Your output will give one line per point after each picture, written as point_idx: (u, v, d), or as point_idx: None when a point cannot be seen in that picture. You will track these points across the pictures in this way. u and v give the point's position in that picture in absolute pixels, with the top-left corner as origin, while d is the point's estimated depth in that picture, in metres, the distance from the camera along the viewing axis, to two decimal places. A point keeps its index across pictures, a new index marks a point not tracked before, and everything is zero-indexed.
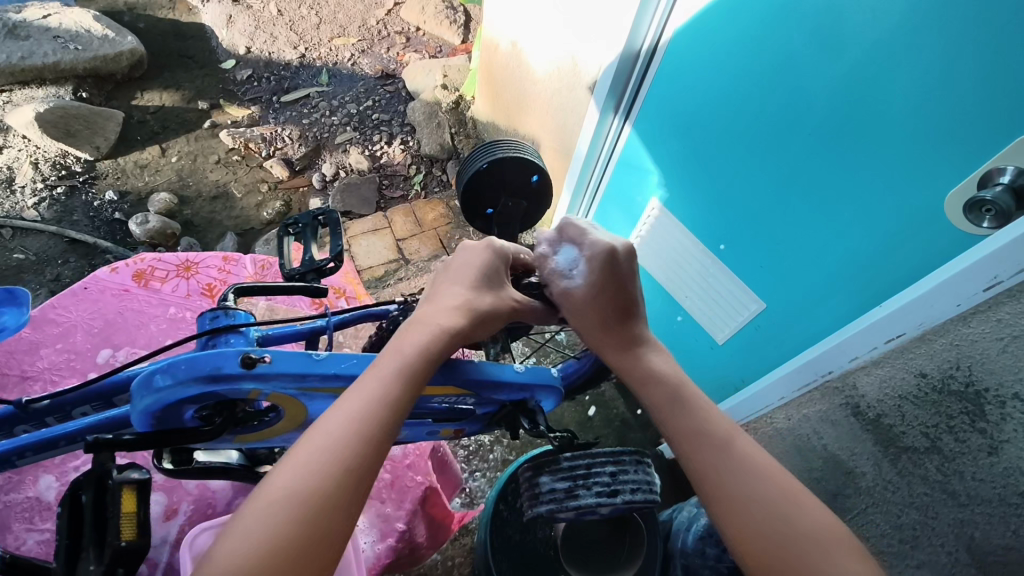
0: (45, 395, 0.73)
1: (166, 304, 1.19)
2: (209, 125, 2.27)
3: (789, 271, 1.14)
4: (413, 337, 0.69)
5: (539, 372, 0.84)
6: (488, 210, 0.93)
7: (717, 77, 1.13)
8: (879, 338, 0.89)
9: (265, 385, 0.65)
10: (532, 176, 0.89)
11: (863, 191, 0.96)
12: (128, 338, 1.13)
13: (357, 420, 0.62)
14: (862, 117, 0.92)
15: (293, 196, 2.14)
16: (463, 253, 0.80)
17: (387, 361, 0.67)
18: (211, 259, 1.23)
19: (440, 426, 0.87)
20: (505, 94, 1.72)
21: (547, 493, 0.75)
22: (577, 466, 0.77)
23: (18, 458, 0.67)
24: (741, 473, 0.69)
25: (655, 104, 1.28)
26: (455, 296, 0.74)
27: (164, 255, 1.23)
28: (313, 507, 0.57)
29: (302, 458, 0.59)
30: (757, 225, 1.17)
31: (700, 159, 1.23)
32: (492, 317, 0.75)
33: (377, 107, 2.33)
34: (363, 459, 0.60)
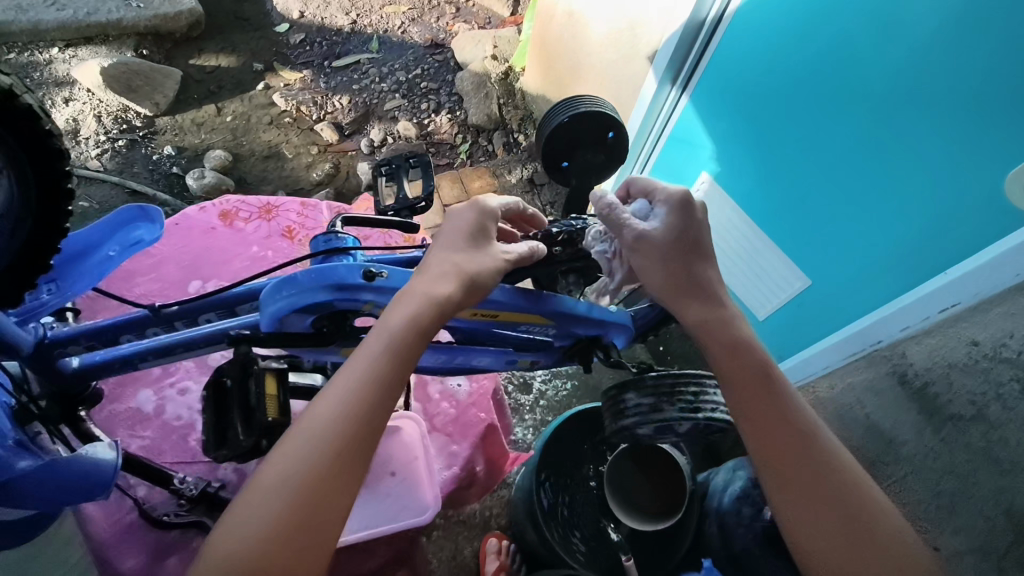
0: (175, 302, 0.83)
1: (249, 243, 1.26)
2: (263, 87, 2.32)
3: (838, 250, 1.16)
4: (403, 308, 0.70)
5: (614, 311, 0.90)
6: (563, 163, 0.96)
7: (775, 58, 1.16)
8: (933, 310, 0.96)
9: (381, 297, 0.74)
10: (609, 131, 0.92)
11: (916, 171, 0.97)
12: (214, 272, 1.21)
13: (347, 410, 0.66)
14: (926, 96, 0.93)
15: (342, 159, 2.20)
16: (450, 216, 0.79)
17: (375, 340, 0.70)
18: (290, 204, 1.30)
19: (520, 356, 0.92)
20: (558, 64, 1.73)
21: (633, 406, 0.84)
22: (663, 383, 0.83)
23: (142, 360, 0.80)
24: (808, 462, 0.72)
25: (712, 78, 1.30)
26: (444, 261, 0.74)
27: (247, 197, 1.30)
28: (298, 501, 0.62)
29: (293, 449, 0.64)
30: (811, 204, 1.19)
31: (756, 134, 1.25)
32: (480, 280, 0.74)
33: (425, 76, 2.36)
34: (348, 451, 0.65)
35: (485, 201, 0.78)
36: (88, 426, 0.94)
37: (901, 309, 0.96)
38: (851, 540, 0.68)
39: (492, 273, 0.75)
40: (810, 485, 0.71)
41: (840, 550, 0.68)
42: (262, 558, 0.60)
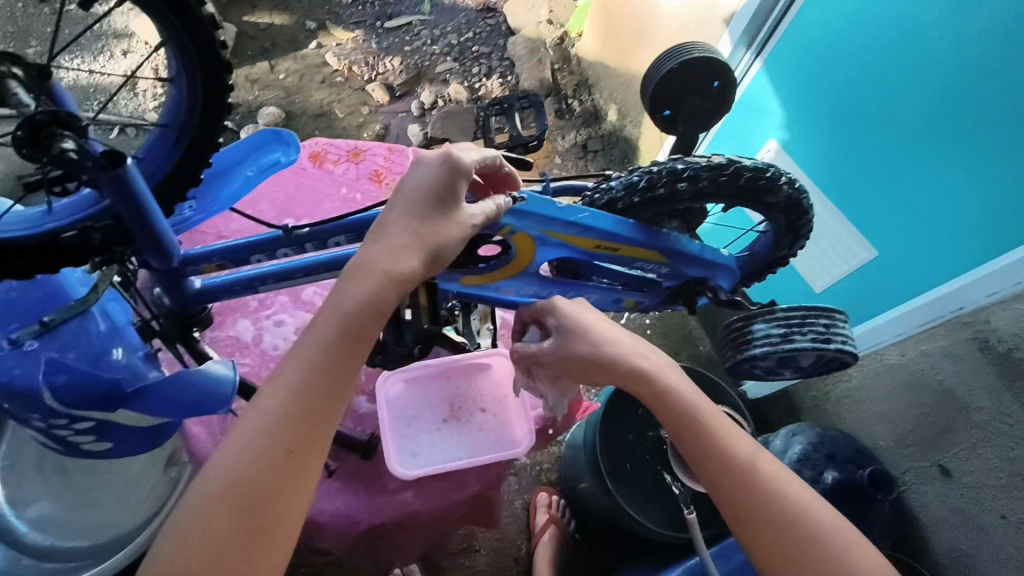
0: (307, 224, 0.89)
1: (339, 185, 1.41)
2: (315, 45, 2.32)
3: (908, 224, 1.15)
4: (362, 285, 0.69)
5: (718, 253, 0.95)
6: (666, 112, 0.98)
7: (858, 19, 1.12)
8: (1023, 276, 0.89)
9: (519, 222, 0.83)
10: (716, 80, 0.95)
11: (1001, 141, 0.96)
12: (308, 211, 1.37)
13: (291, 402, 0.64)
14: (1016, 62, 0.91)
15: (393, 120, 2.22)
16: (417, 171, 0.77)
17: (323, 327, 0.68)
18: (376, 149, 1.44)
19: (625, 295, 1.01)
20: (622, 29, 1.73)
21: (763, 336, 0.93)
22: (791, 316, 0.94)
23: (263, 282, 0.94)
24: (764, 492, 0.73)
25: (788, 42, 1.28)
26: (408, 231, 0.72)
27: (336, 140, 1.42)
28: (243, 502, 0.60)
29: (236, 446, 0.62)
30: (884, 172, 1.16)
31: (829, 100, 1.23)
32: (445, 249, 0.74)
33: (477, 40, 2.33)
34: (292, 443, 0.63)
35: (456, 159, 0.76)
36: (202, 346, 1.03)
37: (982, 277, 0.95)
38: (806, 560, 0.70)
39: (458, 239, 0.75)
40: (758, 516, 0.72)
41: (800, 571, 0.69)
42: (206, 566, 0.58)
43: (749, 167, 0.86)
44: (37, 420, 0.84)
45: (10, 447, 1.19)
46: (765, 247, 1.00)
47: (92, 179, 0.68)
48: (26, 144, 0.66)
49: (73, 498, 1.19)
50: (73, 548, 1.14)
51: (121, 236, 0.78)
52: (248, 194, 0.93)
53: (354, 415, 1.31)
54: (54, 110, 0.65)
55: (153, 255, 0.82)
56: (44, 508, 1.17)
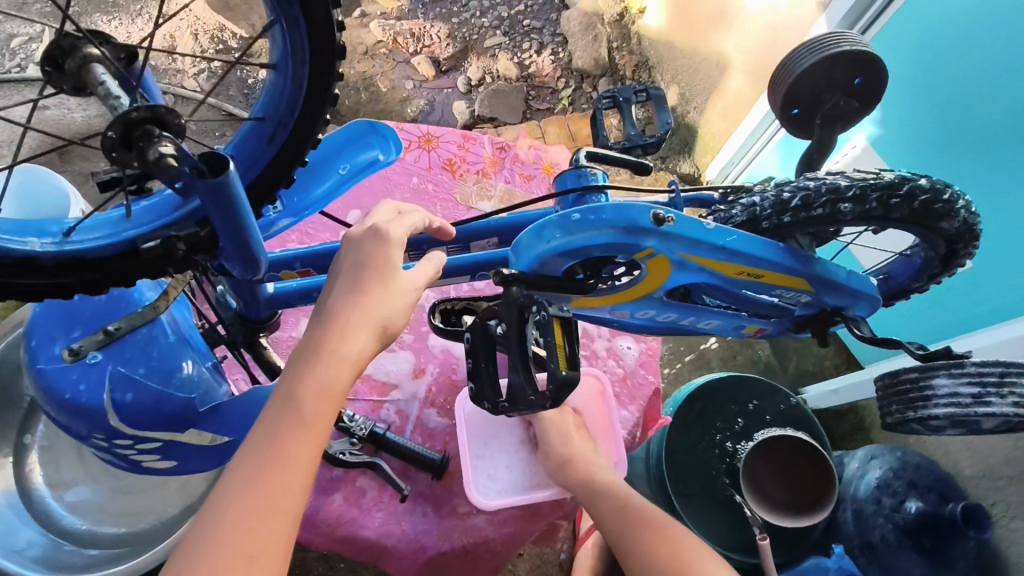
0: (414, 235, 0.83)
1: (409, 174, 1.43)
2: (359, 14, 2.22)
3: (1021, 236, 1.06)
4: (310, 370, 0.59)
5: (866, 282, 0.85)
6: (794, 111, 0.91)
7: (979, 9, 1.01)
8: None
9: (663, 243, 0.74)
10: (856, 78, 0.88)
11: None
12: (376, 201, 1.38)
13: (241, 492, 0.53)
14: None
15: (438, 96, 2.13)
16: (348, 249, 0.69)
17: (279, 414, 0.57)
18: (449, 138, 1.46)
19: (748, 322, 0.92)
20: (697, 9, 1.60)
21: (947, 395, 0.79)
22: (987, 372, 0.77)
23: None
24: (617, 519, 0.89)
25: (893, 31, 1.16)
26: (350, 308, 0.63)
27: (407, 126, 1.44)
28: None
29: (184, 558, 0.51)
30: (996, 178, 1.07)
31: (935, 97, 1.12)
32: (397, 320, 0.65)
33: (528, 13, 2.22)
34: (247, 544, 0.51)
35: (384, 231, 0.69)
36: (269, 355, 0.97)
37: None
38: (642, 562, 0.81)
39: (405, 308, 0.66)
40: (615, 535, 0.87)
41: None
42: None
43: (925, 188, 0.77)
44: (103, 439, 0.88)
45: (51, 428, 1.18)
46: (905, 275, 0.93)
47: (188, 187, 0.61)
48: (117, 146, 0.60)
49: (110, 482, 1.16)
50: (111, 536, 1.11)
51: (207, 245, 0.73)
52: (338, 194, 0.91)
53: (419, 428, 1.26)
54: (149, 105, 0.59)
55: (238, 264, 0.73)
56: (84, 492, 1.15)
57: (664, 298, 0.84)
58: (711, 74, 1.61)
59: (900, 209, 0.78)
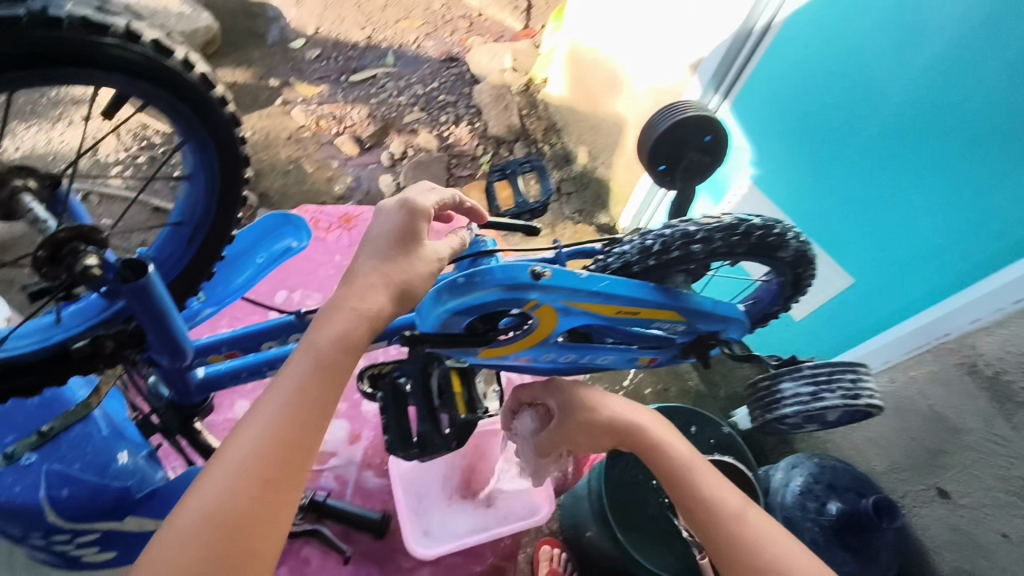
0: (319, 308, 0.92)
1: (332, 252, 1.51)
2: (281, 102, 2.32)
3: (879, 250, 1.20)
4: (333, 326, 0.71)
5: (731, 307, 0.96)
6: (663, 164, 1.04)
7: (820, 55, 1.19)
8: (1007, 301, 0.92)
9: (544, 295, 0.82)
10: (708, 134, 1.00)
11: (978, 162, 0.99)
12: (301, 282, 1.46)
13: (269, 430, 0.65)
14: (971, 94, 0.98)
15: (363, 172, 2.21)
16: (378, 218, 0.79)
17: (302, 358, 0.69)
18: (367, 215, 1.55)
19: (641, 353, 0.98)
20: (590, 76, 1.77)
21: (792, 396, 0.88)
22: (819, 372, 0.88)
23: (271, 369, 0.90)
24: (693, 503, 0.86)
25: (756, 83, 1.34)
26: (375, 272, 0.74)
27: (325, 209, 1.54)
28: (215, 528, 0.61)
29: (217, 478, 0.63)
30: (854, 202, 1.22)
31: (796, 134, 1.29)
32: (412, 294, 0.76)
33: (442, 89, 2.38)
34: (274, 472, 0.64)
35: (414, 202, 0.78)
36: (205, 438, 1.00)
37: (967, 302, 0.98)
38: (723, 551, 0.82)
39: (426, 274, 0.77)
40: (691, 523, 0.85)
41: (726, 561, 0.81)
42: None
43: (758, 226, 0.88)
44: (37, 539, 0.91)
45: None
46: (770, 296, 1.03)
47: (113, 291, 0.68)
48: (46, 263, 0.68)
49: None
50: None
51: (134, 340, 0.77)
52: (255, 282, 1.03)
53: (357, 491, 1.29)
54: (73, 225, 0.67)
55: (165, 355, 0.76)
56: None
57: (559, 342, 0.91)
58: (611, 131, 1.78)
59: (747, 246, 0.89)
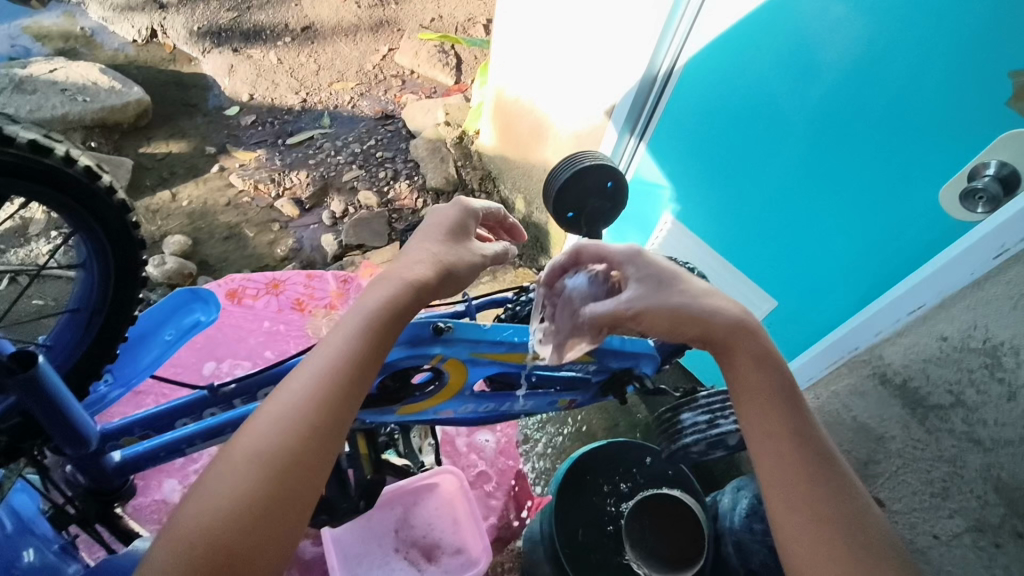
0: (232, 380, 0.93)
1: (261, 319, 1.53)
2: (218, 169, 2.32)
3: (797, 269, 1.29)
4: (379, 291, 0.87)
5: (644, 344, 1.04)
6: (568, 214, 1.09)
7: (719, 98, 1.28)
8: (904, 312, 1.08)
9: (448, 349, 0.92)
10: (609, 181, 1.06)
11: (878, 184, 1.08)
12: (230, 351, 1.48)
13: (318, 380, 0.80)
14: (856, 124, 1.08)
15: (305, 233, 2.22)
16: (438, 212, 1.01)
17: (353, 318, 0.85)
18: (295, 279, 1.58)
19: (560, 396, 1.08)
20: (518, 126, 1.84)
21: (692, 425, 1.01)
22: (713, 401, 1.03)
23: (191, 444, 0.93)
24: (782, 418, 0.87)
25: (666, 130, 1.42)
26: (425, 249, 0.94)
27: (251, 277, 1.56)
28: (273, 467, 0.75)
29: (264, 423, 0.77)
30: (770, 227, 1.30)
31: (708, 170, 1.37)
32: (458, 268, 0.94)
33: (379, 146, 2.42)
34: (323, 421, 0.79)
35: (466, 203, 1.02)
36: (124, 523, 1.06)
37: None
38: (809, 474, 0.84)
39: (469, 256, 0.96)
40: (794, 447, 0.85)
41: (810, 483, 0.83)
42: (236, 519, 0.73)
43: (654, 265, 1.02)
44: None
45: None
46: None
47: (6, 386, 0.80)
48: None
49: None
50: None
51: (28, 433, 0.88)
52: (167, 355, 1.12)
53: (296, 562, 1.32)
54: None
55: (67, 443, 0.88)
56: None
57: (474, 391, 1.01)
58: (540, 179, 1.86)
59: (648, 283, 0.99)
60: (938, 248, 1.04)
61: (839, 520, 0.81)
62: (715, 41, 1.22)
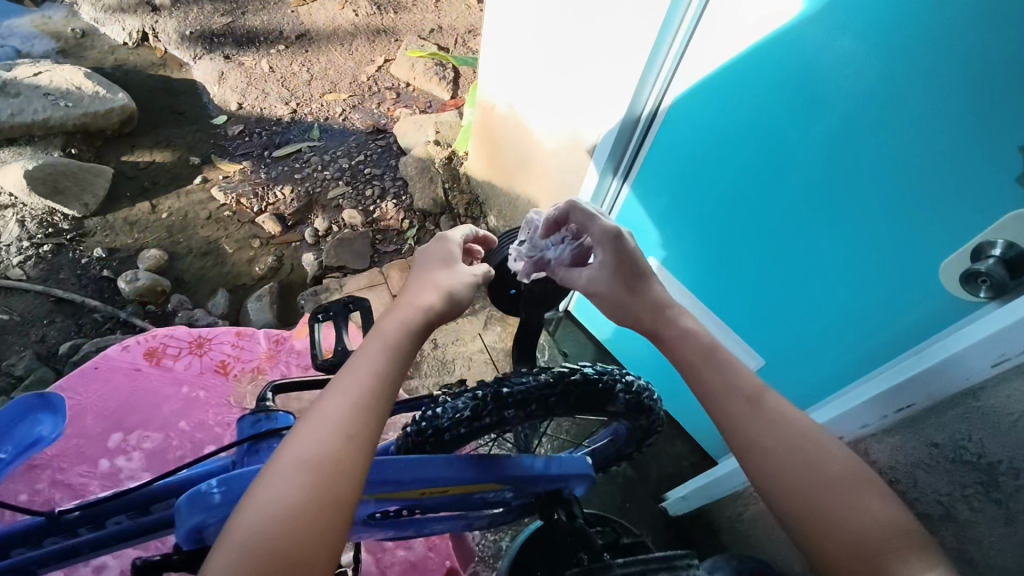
0: (76, 504, 0.87)
1: (180, 383, 1.47)
2: (200, 180, 2.25)
3: (790, 325, 1.16)
4: (399, 315, 0.83)
5: (571, 465, 0.98)
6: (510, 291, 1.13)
7: (703, 133, 1.13)
8: (889, 408, 0.85)
9: None
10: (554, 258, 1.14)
11: (874, 249, 0.96)
12: (140, 420, 1.40)
13: (357, 389, 0.73)
14: (854, 177, 0.93)
15: (286, 251, 2.14)
16: (430, 247, 0.97)
17: (374, 343, 0.80)
18: (223, 336, 1.55)
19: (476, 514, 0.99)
20: (505, 152, 1.75)
21: None
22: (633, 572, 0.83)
23: (41, 566, 0.85)
24: (769, 423, 0.73)
25: (651, 167, 1.28)
26: (426, 281, 0.90)
27: (173, 335, 1.52)
28: (320, 470, 0.66)
29: (308, 427, 0.70)
30: (760, 278, 1.17)
31: (695, 211, 1.23)
32: (458, 296, 0.89)
33: (368, 161, 2.35)
34: (363, 426, 0.71)
35: (446, 235, 0.98)
36: None
37: (858, 404, 0.90)
38: (830, 476, 0.69)
39: (465, 287, 0.91)
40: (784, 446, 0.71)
41: (830, 494, 0.67)
42: (283, 527, 0.62)
43: (578, 379, 0.86)
44: None
45: None
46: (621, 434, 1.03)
47: None
48: None
49: None
50: None
51: None
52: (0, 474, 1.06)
53: None
54: None
55: None
56: None
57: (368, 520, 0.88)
58: (525, 209, 1.78)
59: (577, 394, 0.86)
60: (935, 326, 0.92)
61: (865, 518, 0.65)
62: (701, 78, 1.08)
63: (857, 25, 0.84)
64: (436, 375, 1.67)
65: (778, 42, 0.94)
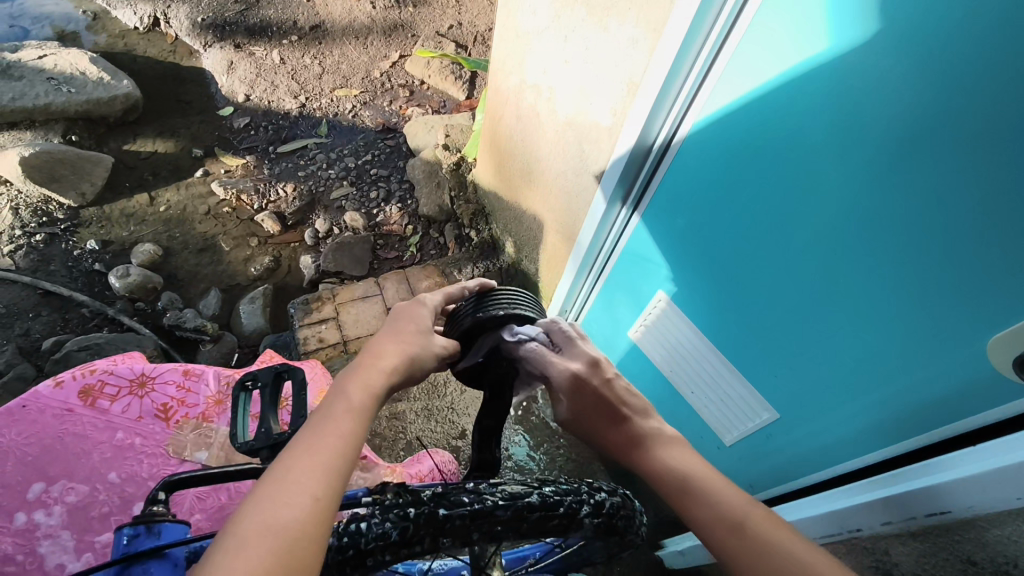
0: None
1: (114, 428, 1.17)
2: (202, 173, 2.18)
3: (802, 388, 1.03)
4: (367, 375, 0.73)
5: None
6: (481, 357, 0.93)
7: (720, 166, 1.01)
8: (919, 511, 0.78)
9: None
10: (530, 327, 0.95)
11: (896, 317, 0.82)
12: (66, 470, 1.11)
13: (323, 448, 0.61)
14: (882, 229, 0.78)
15: (284, 251, 2.04)
16: (407, 306, 0.89)
17: (336, 402, 0.67)
18: (170, 374, 1.27)
19: None
20: (511, 167, 1.65)
21: None
22: None
23: None
24: (756, 554, 0.62)
25: (664, 202, 1.17)
26: (386, 338, 0.80)
27: (116, 369, 1.23)
28: (285, 541, 0.53)
29: (270, 484, 0.57)
30: (774, 331, 1.03)
31: (709, 252, 1.11)
32: (422, 361, 0.80)
33: (375, 162, 2.25)
34: (329, 489, 0.58)
35: (424, 298, 0.91)
36: None
37: (883, 500, 0.84)
38: None
39: (431, 356, 0.82)
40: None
41: None
42: None
43: (535, 504, 0.64)
44: None
45: None
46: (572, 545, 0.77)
47: None
48: None
49: None
50: None
51: None
52: None
53: None
54: None
55: None
56: None
57: None
58: (532, 226, 1.67)
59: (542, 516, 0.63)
60: (957, 415, 0.78)
61: None
62: (719, 108, 0.96)
63: (891, 66, 0.70)
64: (423, 400, 1.56)
65: (799, 75, 0.81)
